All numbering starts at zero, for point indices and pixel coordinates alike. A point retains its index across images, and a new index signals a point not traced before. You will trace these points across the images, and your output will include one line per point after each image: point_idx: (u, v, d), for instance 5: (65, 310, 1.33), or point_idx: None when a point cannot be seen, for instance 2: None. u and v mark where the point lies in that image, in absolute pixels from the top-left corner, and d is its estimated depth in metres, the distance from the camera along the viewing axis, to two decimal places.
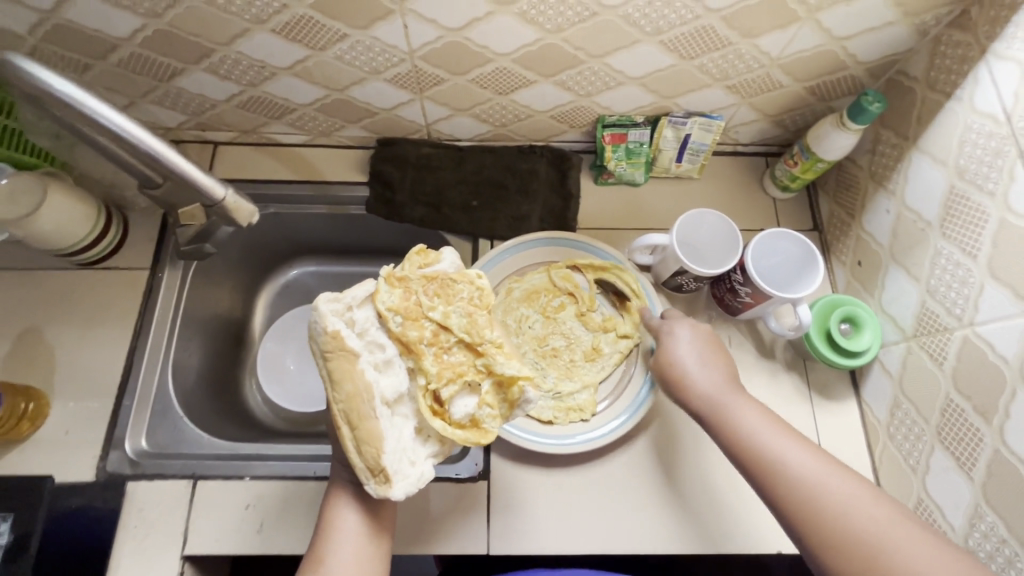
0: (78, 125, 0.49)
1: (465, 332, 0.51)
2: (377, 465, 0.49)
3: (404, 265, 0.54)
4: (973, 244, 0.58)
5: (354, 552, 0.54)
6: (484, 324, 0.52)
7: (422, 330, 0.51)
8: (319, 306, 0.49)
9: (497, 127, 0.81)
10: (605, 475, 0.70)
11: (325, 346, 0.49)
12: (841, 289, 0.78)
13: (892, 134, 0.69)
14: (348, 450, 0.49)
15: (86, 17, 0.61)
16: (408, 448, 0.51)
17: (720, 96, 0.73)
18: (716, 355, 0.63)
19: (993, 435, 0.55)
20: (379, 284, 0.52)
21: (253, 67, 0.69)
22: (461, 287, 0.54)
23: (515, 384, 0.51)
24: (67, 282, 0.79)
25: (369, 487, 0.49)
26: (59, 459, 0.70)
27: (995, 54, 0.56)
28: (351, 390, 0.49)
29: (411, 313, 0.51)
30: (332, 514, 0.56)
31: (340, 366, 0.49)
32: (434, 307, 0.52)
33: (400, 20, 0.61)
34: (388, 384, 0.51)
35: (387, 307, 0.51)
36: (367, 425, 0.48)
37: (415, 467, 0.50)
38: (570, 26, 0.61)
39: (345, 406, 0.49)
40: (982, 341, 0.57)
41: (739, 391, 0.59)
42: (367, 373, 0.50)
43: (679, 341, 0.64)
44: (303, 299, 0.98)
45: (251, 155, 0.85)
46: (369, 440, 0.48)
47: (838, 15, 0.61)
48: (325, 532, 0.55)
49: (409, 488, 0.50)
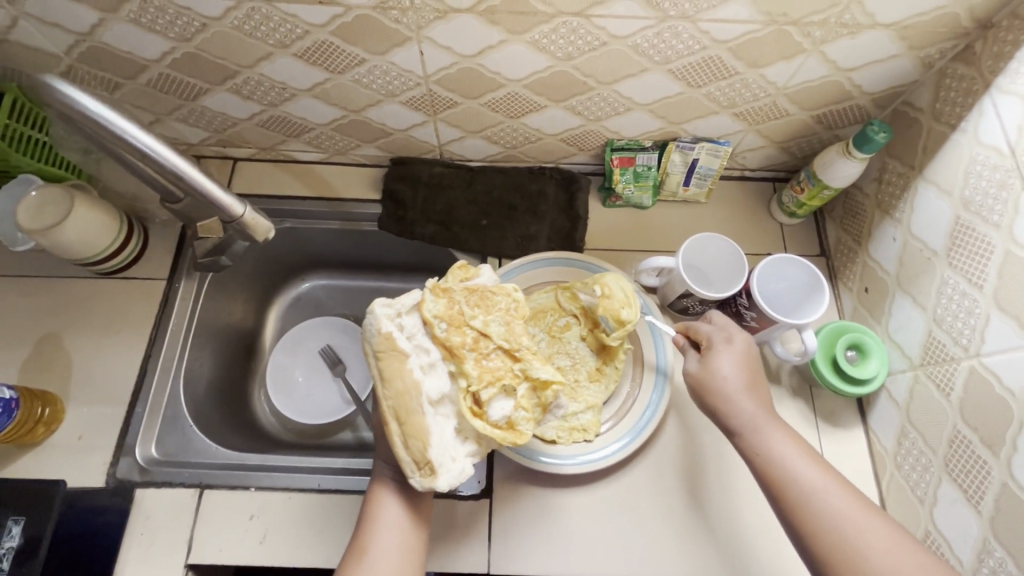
0: (107, 143, 0.51)
1: (505, 339, 0.54)
2: (423, 458, 0.50)
3: (447, 279, 0.57)
4: (979, 275, 0.58)
5: (396, 542, 0.55)
6: (521, 332, 0.55)
7: (464, 336, 0.53)
8: (374, 310, 0.52)
9: (507, 149, 0.83)
10: (607, 498, 0.70)
11: (377, 347, 0.52)
12: (848, 315, 0.78)
13: (898, 163, 0.70)
14: (396, 446, 0.50)
15: (119, 40, 0.65)
16: (450, 445, 0.52)
17: (727, 123, 0.74)
18: (759, 375, 0.61)
19: (1001, 469, 0.55)
20: (426, 293, 0.54)
21: (274, 88, 0.71)
22: (499, 299, 0.56)
23: (549, 388, 0.53)
24: (87, 291, 0.81)
25: (414, 481, 0.50)
26: (72, 464, 0.72)
27: (999, 89, 0.57)
28: (401, 388, 0.50)
29: (454, 320, 0.53)
30: (375, 505, 0.57)
31: (389, 365, 0.51)
32: (476, 316, 0.54)
33: (416, 47, 0.63)
34: (433, 385, 0.52)
35: (433, 314, 0.53)
36: (414, 419, 0.50)
37: (458, 463, 0.51)
38: (579, 55, 0.63)
39: (394, 402, 0.51)
40: (989, 372, 0.56)
41: (780, 423, 0.58)
42: (414, 372, 0.51)
43: (727, 356, 0.61)
44: (314, 312, 1.00)
45: (269, 171, 0.88)
46: (416, 434, 0.50)
47: (843, 48, 0.62)
48: (369, 522, 0.56)
49: (453, 481, 0.51)
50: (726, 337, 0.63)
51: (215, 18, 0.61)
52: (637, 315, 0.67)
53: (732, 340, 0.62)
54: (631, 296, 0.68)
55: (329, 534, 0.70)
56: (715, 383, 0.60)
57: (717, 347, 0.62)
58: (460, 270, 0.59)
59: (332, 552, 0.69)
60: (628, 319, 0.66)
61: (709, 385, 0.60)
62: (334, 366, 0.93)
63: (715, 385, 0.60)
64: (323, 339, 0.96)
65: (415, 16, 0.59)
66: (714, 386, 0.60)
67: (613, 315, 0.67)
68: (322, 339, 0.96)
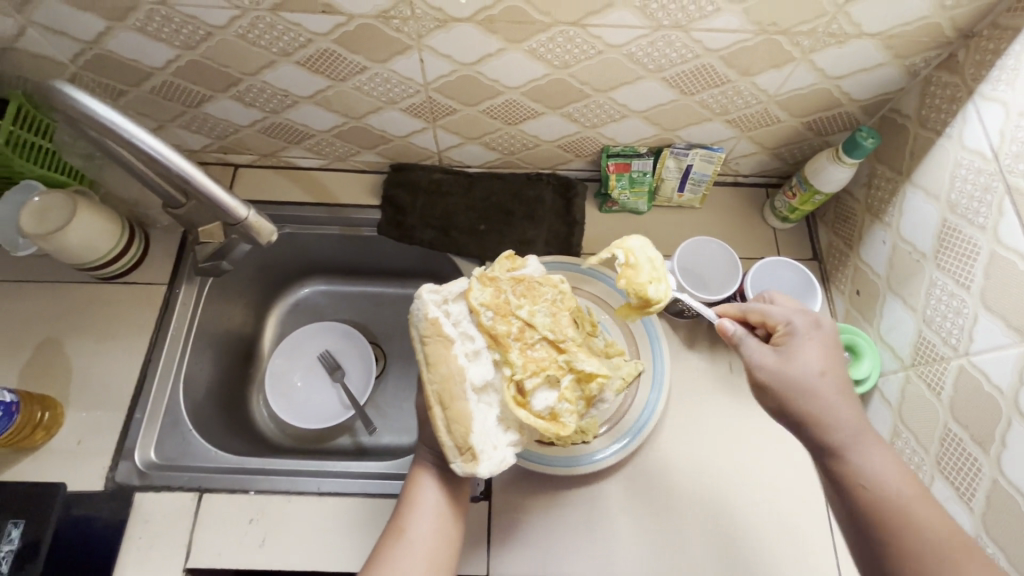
0: (114, 146, 0.52)
1: (550, 330, 0.56)
2: (465, 443, 0.52)
3: (494, 268, 0.59)
4: (966, 276, 0.60)
5: (431, 525, 0.58)
6: (567, 324, 0.57)
7: (509, 325, 0.55)
8: (424, 295, 0.56)
9: (505, 155, 0.84)
10: (604, 498, 0.71)
11: (424, 331, 0.55)
12: (840, 317, 0.79)
13: (887, 169, 0.72)
14: (438, 428, 0.52)
15: (124, 48, 0.66)
16: (491, 433, 0.54)
17: (720, 129, 0.76)
18: (842, 369, 0.56)
19: (991, 465, 0.56)
20: (474, 282, 0.57)
21: (276, 96, 0.73)
22: (545, 290, 0.58)
23: (593, 381, 0.55)
24: (88, 295, 0.82)
25: (455, 466, 0.52)
26: (72, 468, 0.72)
27: (981, 96, 0.59)
28: (446, 372, 0.53)
29: (500, 309, 0.56)
30: (417, 486, 0.61)
31: (435, 350, 0.54)
32: (522, 305, 0.57)
33: (417, 55, 0.65)
34: (476, 372, 0.55)
35: (480, 302, 0.56)
36: (457, 405, 0.52)
37: (499, 450, 0.53)
38: (576, 63, 0.65)
39: (439, 386, 0.53)
40: (978, 370, 0.58)
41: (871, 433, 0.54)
42: (460, 358, 0.54)
43: (814, 351, 0.56)
44: (313, 317, 1.01)
45: (269, 177, 0.88)
46: (458, 419, 0.52)
47: (831, 57, 0.64)
48: (408, 504, 0.59)
49: (493, 469, 0.53)
50: (809, 323, 0.58)
51: (220, 27, 0.62)
52: (664, 296, 0.62)
53: (820, 325, 0.57)
54: (660, 270, 0.63)
55: (330, 537, 0.70)
56: (807, 384, 0.54)
57: (801, 334, 0.57)
58: (508, 260, 0.61)
59: (333, 555, 0.70)
60: (658, 299, 0.62)
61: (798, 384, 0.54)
62: (332, 371, 0.94)
63: (808, 385, 0.54)
64: (322, 344, 0.97)
65: (415, 25, 0.61)
66: (810, 388, 0.54)
67: (638, 289, 0.62)
68: (321, 345, 0.97)
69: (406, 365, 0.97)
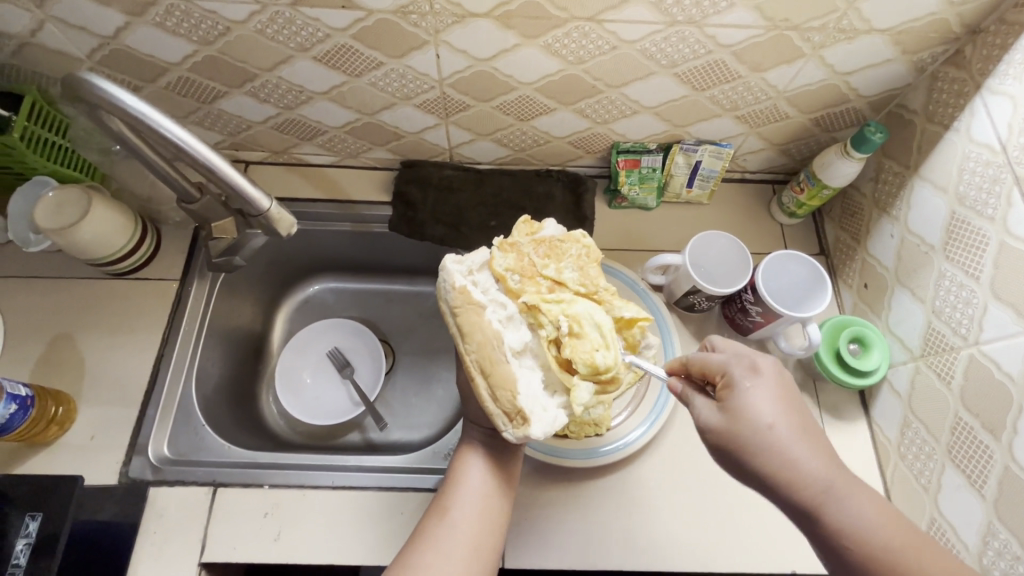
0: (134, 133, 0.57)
1: (580, 284, 0.57)
2: (513, 408, 0.52)
3: (514, 234, 0.61)
4: (975, 266, 0.61)
5: (476, 505, 0.59)
6: (596, 275, 0.58)
7: (539, 286, 0.56)
8: (448, 267, 0.57)
9: (516, 152, 0.85)
10: (619, 490, 0.71)
11: (454, 302, 0.56)
12: (848, 311, 0.80)
13: (894, 163, 0.73)
14: (484, 397, 0.54)
15: (141, 43, 0.66)
16: (540, 397, 0.54)
17: (729, 125, 0.77)
18: (795, 406, 0.49)
19: (1003, 452, 0.57)
20: (495, 250, 0.58)
21: (291, 91, 0.73)
22: (568, 247, 0.60)
23: (632, 327, 0.56)
24: (100, 291, 0.82)
25: (509, 433, 0.53)
26: (86, 463, 0.72)
27: (989, 89, 0.60)
28: (481, 339, 0.54)
29: (527, 272, 0.57)
30: (462, 468, 0.63)
31: (468, 318, 0.55)
32: (548, 264, 0.58)
33: (433, 50, 0.66)
34: (514, 337, 0.55)
35: (505, 267, 0.57)
36: (500, 369, 0.53)
37: (549, 411, 0.53)
38: (591, 58, 0.66)
39: (477, 355, 0.54)
40: (988, 359, 0.59)
41: (849, 483, 0.46)
42: (494, 325, 0.55)
43: (761, 394, 0.48)
44: (322, 314, 1.01)
45: (280, 174, 0.89)
46: (503, 384, 0.52)
47: (841, 53, 0.65)
48: (453, 484, 0.62)
49: (546, 429, 0.53)
50: (750, 367, 0.50)
51: (240, 22, 0.63)
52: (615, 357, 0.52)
53: (761, 370, 0.50)
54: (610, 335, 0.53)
55: (346, 529, 0.71)
56: (766, 440, 0.46)
57: (746, 381, 0.49)
58: (524, 225, 0.62)
59: (351, 546, 0.70)
60: (607, 366, 0.52)
61: (756, 442, 0.47)
62: (341, 368, 0.94)
63: (765, 443, 0.46)
64: (332, 340, 0.97)
65: (434, 20, 0.61)
66: (771, 445, 0.46)
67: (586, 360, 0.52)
68: (331, 341, 0.97)
69: (416, 361, 0.97)
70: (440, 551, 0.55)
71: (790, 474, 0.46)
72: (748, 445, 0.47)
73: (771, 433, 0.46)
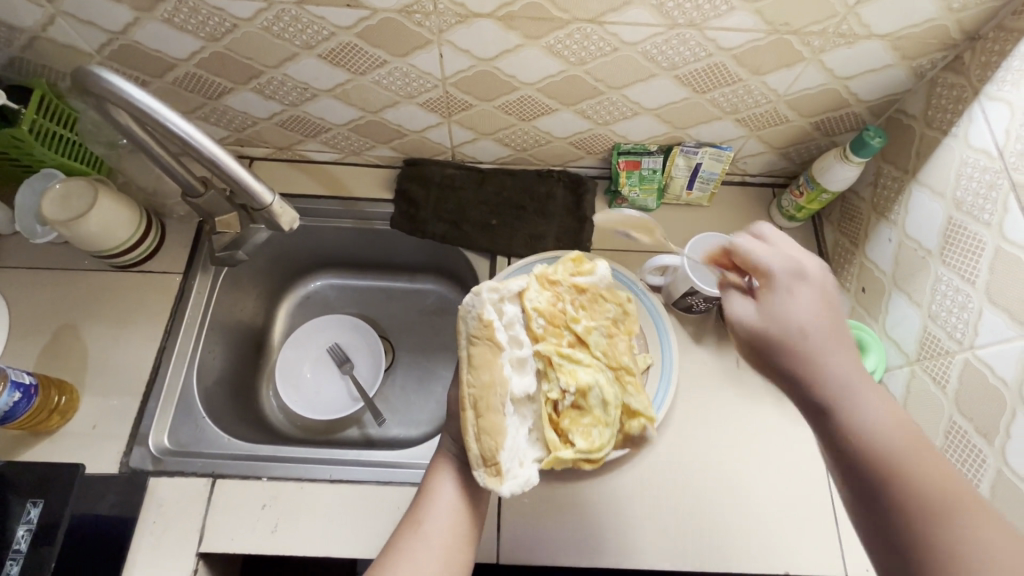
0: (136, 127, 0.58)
1: (601, 353, 0.60)
2: (492, 457, 0.54)
3: (558, 273, 0.64)
4: (971, 271, 0.61)
5: (447, 520, 0.58)
6: (620, 349, 0.62)
7: (560, 338, 0.60)
8: (482, 294, 0.57)
9: (518, 152, 0.86)
10: (613, 490, 0.72)
11: (474, 332, 0.56)
12: (846, 314, 0.81)
13: (893, 168, 0.74)
14: (468, 436, 0.54)
15: (150, 39, 0.67)
16: (520, 449, 0.56)
17: (729, 128, 0.78)
18: (839, 317, 0.47)
19: (995, 456, 0.57)
20: (534, 284, 0.62)
21: (296, 88, 0.74)
22: (605, 309, 0.64)
23: (635, 417, 0.59)
24: (105, 283, 0.83)
25: (479, 477, 0.53)
26: (87, 452, 0.72)
27: (987, 95, 0.61)
28: (488, 379, 0.55)
29: (554, 320, 0.61)
30: (434, 481, 0.61)
31: (481, 353, 0.56)
32: (578, 319, 0.62)
33: (437, 50, 0.66)
34: (519, 384, 0.57)
35: (534, 306, 0.61)
36: (492, 417, 0.54)
37: (524, 470, 0.55)
38: (592, 60, 0.67)
39: (477, 393, 0.55)
40: (983, 363, 0.59)
41: (877, 388, 0.43)
42: (505, 369, 0.56)
43: (802, 290, 0.47)
44: (323, 310, 1.02)
45: (284, 170, 0.90)
46: (491, 431, 0.54)
47: (840, 57, 0.65)
48: (426, 498, 0.60)
49: (515, 488, 0.54)
50: (792, 271, 0.48)
51: (246, 19, 0.64)
52: (607, 442, 0.58)
53: (805, 275, 0.48)
54: (610, 414, 0.58)
55: (339, 525, 0.71)
56: (796, 338, 0.45)
57: (782, 290, 0.47)
58: (572, 263, 0.65)
59: (343, 543, 0.70)
60: (597, 447, 0.57)
61: (784, 345, 0.45)
62: (342, 363, 0.94)
63: (794, 342, 0.45)
64: (332, 336, 0.98)
65: (437, 20, 0.62)
66: (802, 344, 0.45)
67: (580, 439, 0.57)
68: (332, 336, 0.98)
69: (415, 359, 0.98)
70: (410, 565, 0.54)
71: (814, 373, 0.44)
72: (778, 343, 0.46)
73: (802, 333, 0.45)
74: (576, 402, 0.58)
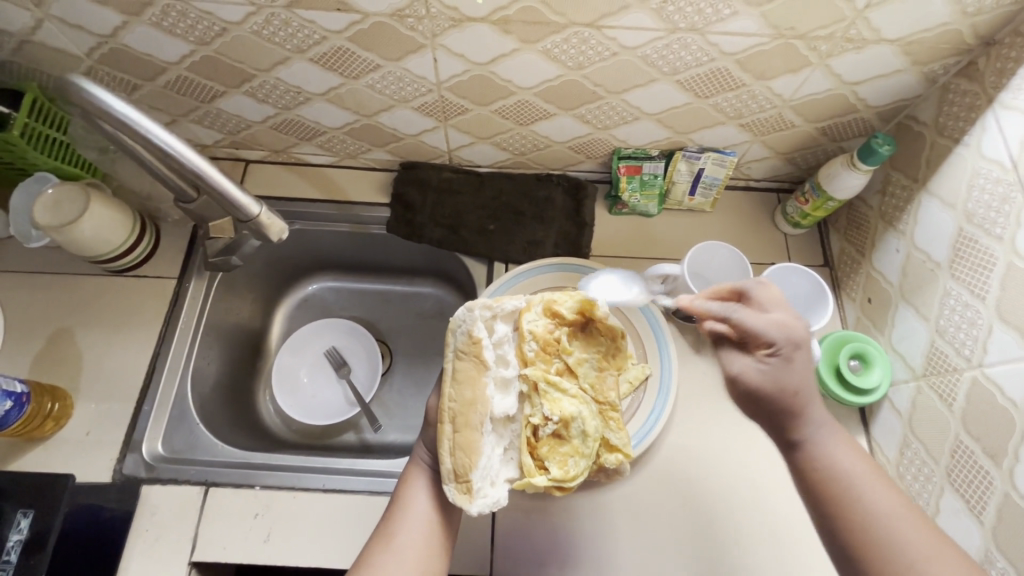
0: (125, 138, 0.57)
1: (588, 386, 0.60)
2: (463, 474, 0.53)
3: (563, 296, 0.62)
4: (982, 286, 0.59)
5: (420, 535, 0.57)
6: (608, 384, 0.61)
7: (550, 365, 0.59)
8: (473, 310, 0.56)
9: (516, 156, 0.84)
10: (608, 503, 0.70)
11: (462, 347, 0.55)
12: (851, 325, 0.79)
13: (902, 176, 0.71)
14: (443, 449, 0.54)
15: (141, 42, 0.66)
16: (493, 469, 0.55)
17: (733, 133, 0.75)
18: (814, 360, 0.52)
19: (1003, 478, 0.55)
20: (533, 306, 0.61)
21: (289, 92, 0.73)
22: (602, 339, 0.63)
23: (613, 452, 0.59)
24: (99, 288, 0.82)
25: (448, 492, 0.53)
26: (81, 459, 0.72)
27: (1001, 104, 0.58)
28: (470, 397, 0.54)
29: (545, 345, 0.59)
30: (408, 492, 0.60)
31: (466, 368, 0.55)
32: (571, 349, 0.61)
33: (431, 54, 0.65)
34: (500, 404, 0.57)
35: (530, 329, 0.60)
36: (469, 434, 0.54)
37: (495, 490, 0.54)
38: (591, 64, 0.65)
39: (457, 408, 0.54)
40: (992, 383, 0.57)
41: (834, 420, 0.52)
42: (488, 388, 0.56)
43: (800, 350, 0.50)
44: (321, 313, 1.01)
45: (280, 174, 0.89)
46: (465, 447, 0.53)
47: (849, 62, 0.63)
48: (398, 511, 0.59)
49: (484, 508, 0.53)
50: (794, 337, 0.50)
51: (235, 23, 0.62)
52: (582, 473, 0.57)
53: (799, 341, 0.50)
54: (591, 446, 0.57)
55: (329, 535, 0.70)
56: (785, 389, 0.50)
57: (791, 352, 0.50)
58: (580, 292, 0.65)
59: (334, 550, 0.70)
60: (572, 477, 0.56)
61: (783, 404, 0.50)
62: (337, 368, 0.94)
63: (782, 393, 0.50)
64: (329, 340, 0.97)
65: (430, 24, 0.60)
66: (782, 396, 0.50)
67: (558, 468, 0.56)
68: (328, 341, 0.97)
69: (411, 363, 0.97)
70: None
71: (791, 416, 0.50)
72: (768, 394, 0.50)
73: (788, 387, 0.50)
74: (557, 429, 0.57)
